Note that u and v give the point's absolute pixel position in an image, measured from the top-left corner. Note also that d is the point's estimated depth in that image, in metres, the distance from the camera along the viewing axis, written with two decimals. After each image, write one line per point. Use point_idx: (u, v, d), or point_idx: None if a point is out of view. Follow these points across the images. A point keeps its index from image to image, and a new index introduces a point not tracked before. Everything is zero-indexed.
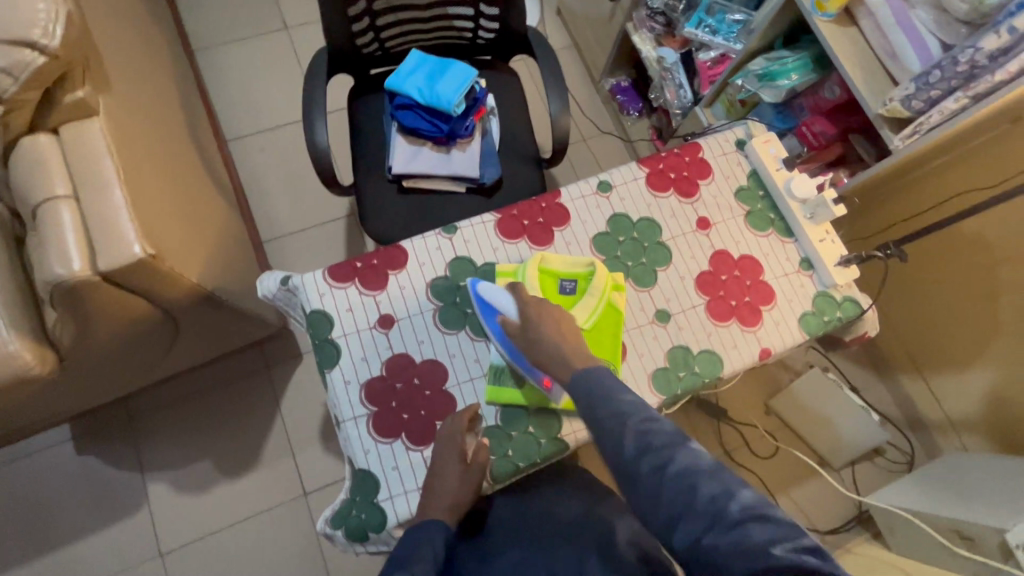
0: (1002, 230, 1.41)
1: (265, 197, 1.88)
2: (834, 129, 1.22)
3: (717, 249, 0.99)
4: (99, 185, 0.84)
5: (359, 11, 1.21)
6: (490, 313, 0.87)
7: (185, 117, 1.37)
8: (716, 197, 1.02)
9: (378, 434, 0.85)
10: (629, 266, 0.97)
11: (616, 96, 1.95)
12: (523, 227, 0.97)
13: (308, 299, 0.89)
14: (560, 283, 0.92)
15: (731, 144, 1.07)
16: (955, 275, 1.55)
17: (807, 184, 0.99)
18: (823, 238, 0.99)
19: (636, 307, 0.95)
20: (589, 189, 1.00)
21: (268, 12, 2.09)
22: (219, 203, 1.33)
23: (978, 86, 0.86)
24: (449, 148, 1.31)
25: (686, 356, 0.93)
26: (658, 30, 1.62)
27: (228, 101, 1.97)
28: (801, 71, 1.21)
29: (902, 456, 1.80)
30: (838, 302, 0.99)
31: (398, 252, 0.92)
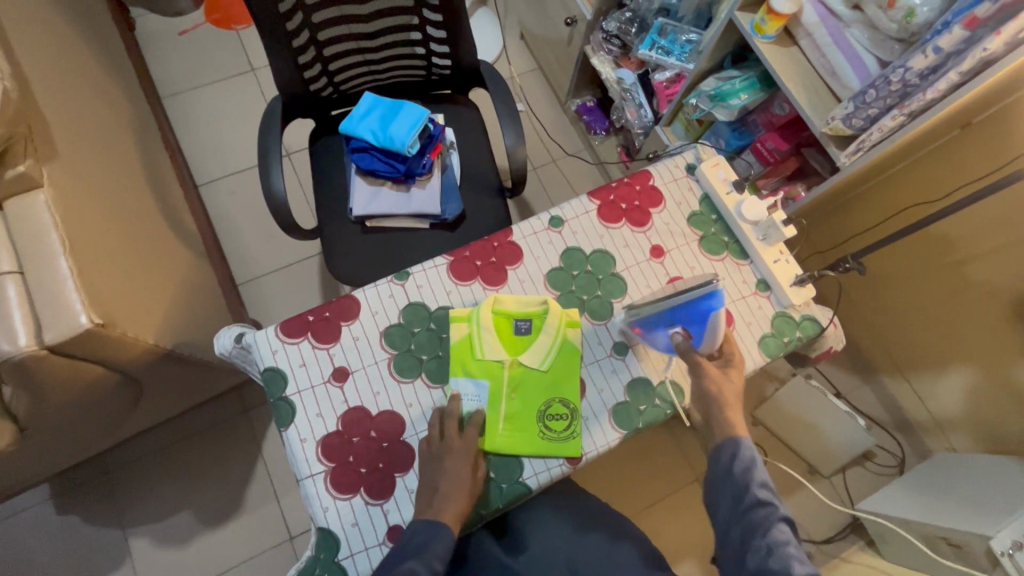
0: (964, 229, 1.42)
1: (237, 239, 1.89)
2: (787, 145, 1.22)
3: (672, 276, 0.99)
4: (43, 258, 0.84)
5: (308, 58, 1.23)
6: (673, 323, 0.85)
7: (145, 171, 1.37)
8: (669, 224, 1.03)
9: (336, 490, 0.84)
10: (584, 300, 0.97)
11: (582, 116, 1.97)
12: (476, 268, 0.97)
13: (261, 356, 0.88)
14: (515, 325, 0.93)
15: (682, 169, 1.07)
16: (925, 277, 1.55)
17: (757, 206, 0.99)
18: (777, 259, 0.99)
19: (593, 341, 0.95)
20: (540, 225, 1.01)
21: (233, 55, 2.11)
22: (182, 254, 1.33)
23: (912, 104, 0.86)
24: (409, 186, 1.31)
25: (646, 388, 0.93)
26: (615, 52, 1.63)
27: (197, 145, 1.98)
28: (749, 91, 1.21)
29: (892, 459, 1.78)
30: (797, 323, 0.99)
31: (350, 302, 0.92)
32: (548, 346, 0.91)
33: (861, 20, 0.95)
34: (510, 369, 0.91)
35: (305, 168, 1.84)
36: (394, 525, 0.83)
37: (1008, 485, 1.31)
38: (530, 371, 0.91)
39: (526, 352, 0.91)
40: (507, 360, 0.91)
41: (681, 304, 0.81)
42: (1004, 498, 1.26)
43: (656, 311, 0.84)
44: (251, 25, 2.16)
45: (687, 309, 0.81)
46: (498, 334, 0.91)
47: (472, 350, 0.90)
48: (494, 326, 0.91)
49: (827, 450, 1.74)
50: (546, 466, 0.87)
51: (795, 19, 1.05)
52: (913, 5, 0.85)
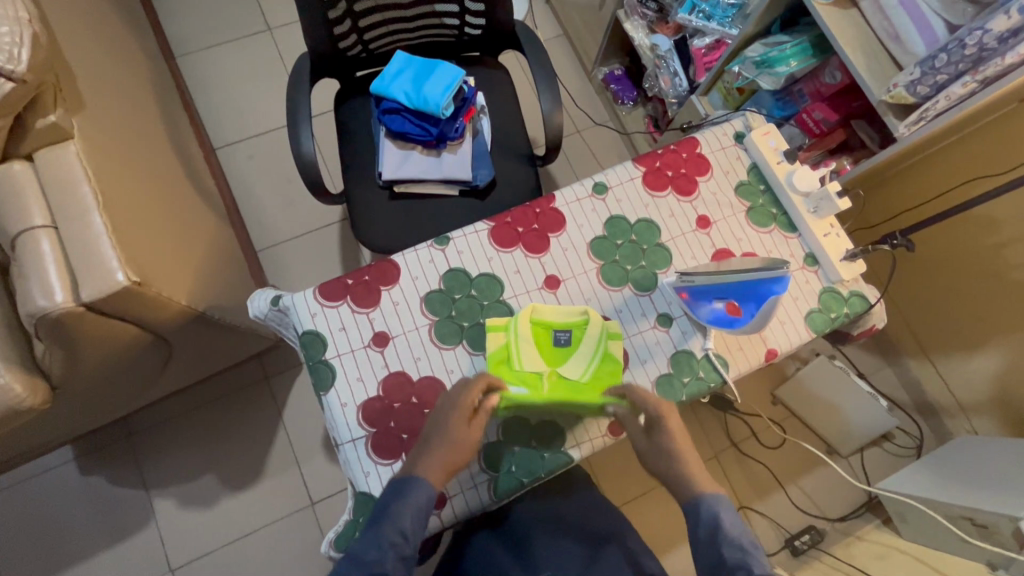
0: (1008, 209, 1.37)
1: (256, 205, 1.85)
2: (835, 116, 1.17)
3: (718, 247, 0.97)
4: (78, 212, 0.81)
5: (340, 13, 1.17)
6: (724, 296, 0.83)
7: (167, 129, 1.33)
8: (716, 194, 0.99)
9: (377, 455, 0.83)
10: (628, 270, 0.94)
11: (610, 85, 1.92)
12: (518, 234, 0.94)
13: (300, 319, 0.86)
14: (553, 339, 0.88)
15: (730, 137, 1.03)
16: (961, 258, 1.52)
17: (810, 177, 0.96)
18: (828, 232, 0.96)
19: (637, 312, 0.93)
20: (584, 191, 0.97)
21: (250, 13, 2.04)
22: (207, 216, 1.31)
23: (987, 70, 0.82)
24: (440, 151, 1.27)
25: (690, 360, 0.91)
26: (650, 17, 1.58)
27: (213, 106, 1.93)
28: (799, 57, 1.16)
29: (911, 441, 1.78)
30: (845, 298, 0.96)
31: (390, 266, 0.90)
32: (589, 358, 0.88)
33: None
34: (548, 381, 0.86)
35: (326, 133, 1.80)
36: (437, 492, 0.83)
37: None
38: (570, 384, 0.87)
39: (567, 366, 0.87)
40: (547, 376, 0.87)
41: (744, 282, 0.78)
42: None
43: (712, 282, 0.82)
44: None
45: (744, 288, 0.79)
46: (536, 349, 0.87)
47: (510, 361, 0.86)
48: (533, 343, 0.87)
49: (846, 429, 1.74)
50: (589, 436, 0.87)
51: None
52: None
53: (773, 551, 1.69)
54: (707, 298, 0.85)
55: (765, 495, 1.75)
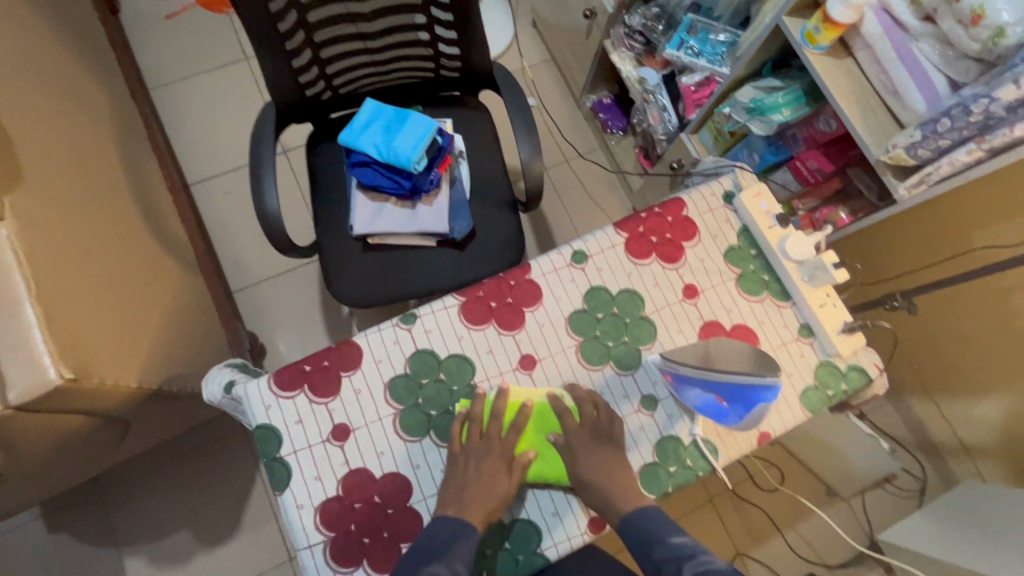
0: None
1: (233, 243, 1.79)
2: (831, 166, 1.10)
3: (705, 319, 0.90)
4: (6, 305, 0.74)
5: (304, 61, 1.11)
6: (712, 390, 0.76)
7: (129, 179, 1.27)
8: (704, 260, 0.93)
9: (337, 563, 0.76)
10: (609, 347, 0.88)
11: (598, 113, 1.86)
12: (490, 310, 0.87)
13: (253, 412, 0.80)
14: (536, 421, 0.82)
15: (718, 198, 0.96)
16: (964, 299, 1.46)
17: (804, 245, 0.89)
18: (823, 303, 0.89)
19: (619, 394, 0.86)
20: (562, 260, 0.91)
21: (226, 42, 1.98)
22: (171, 271, 1.24)
23: (994, 139, 0.76)
24: (415, 202, 1.20)
25: (676, 447, 0.84)
26: (638, 49, 1.51)
27: (188, 140, 1.87)
28: (793, 105, 1.09)
29: (915, 483, 1.73)
30: (843, 373, 0.89)
31: (351, 350, 0.83)
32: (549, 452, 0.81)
33: (932, 34, 0.85)
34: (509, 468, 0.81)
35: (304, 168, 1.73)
36: None
37: None
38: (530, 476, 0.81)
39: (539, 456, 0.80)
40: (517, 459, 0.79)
41: (732, 382, 0.71)
42: None
43: (697, 375, 0.75)
44: None
45: (733, 389, 0.72)
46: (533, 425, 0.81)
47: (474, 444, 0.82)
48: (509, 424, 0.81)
49: (846, 472, 1.68)
50: (567, 535, 0.80)
51: (853, 29, 0.93)
52: (1004, 23, 0.73)
53: None
54: (695, 391, 0.78)
55: (763, 541, 1.69)
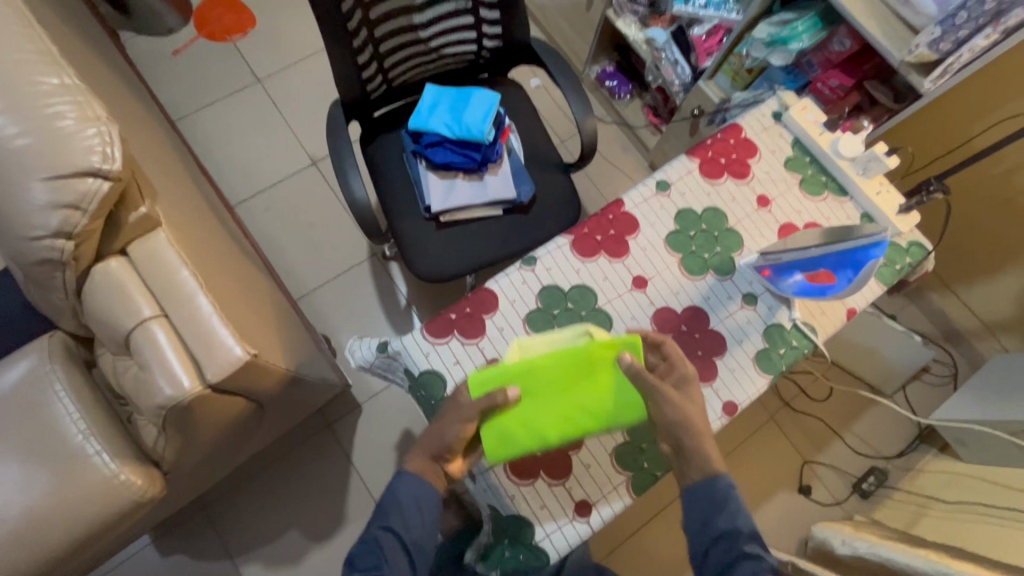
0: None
1: (282, 256, 1.86)
2: (850, 81, 1.24)
3: (781, 222, 1.02)
4: (186, 297, 0.82)
5: (366, 58, 1.20)
6: (812, 268, 0.90)
7: (204, 197, 1.34)
8: (769, 173, 1.05)
9: (517, 476, 0.86)
10: (706, 258, 0.99)
11: (605, 82, 1.99)
12: (598, 243, 0.98)
13: (415, 361, 0.89)
14: (568, 364, 0.81)
15: (769, 118, 1.08)
16: (971, 188, 1.61)
17: (854, 143, 1.02)
18: (879, 191, 1.02)
19: (722, 296, 0.97)
20: (649, 191, 1.02)
21: (237, 68, 2.05)
22: (260, 276, 1.31)
23: (1007, 21, 0.90)
24: (482, 174, 1.30)
25: (782, 333, 0.96)
26: (642, 12, 1.65)
27: (220, 166, 1.93)
28: (811, 32, 1.22)
29: (946, 369, 1.86)
30: (906, 249, 1.02)
31: (488, 295, 0.93)
32: (608, 393, 0.82)
33: None
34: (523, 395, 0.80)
35: None
36: (580, 500, 0.87)
37: None
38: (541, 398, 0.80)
39: (569, 400, 0.81)
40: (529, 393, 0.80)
41: (842, 251, 0.86)
42: None
43: (803, 256, 0.89)
44: (247, 34, 2.09)
45: (840, 256, 0.86)
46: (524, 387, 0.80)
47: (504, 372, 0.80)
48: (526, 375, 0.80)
49: (886, 369, 1.83)
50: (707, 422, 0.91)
51: None
52: None
53: (843, 498, 1.77)
54: (795, 279, 0.92)
55: (825, 446, 1.82)
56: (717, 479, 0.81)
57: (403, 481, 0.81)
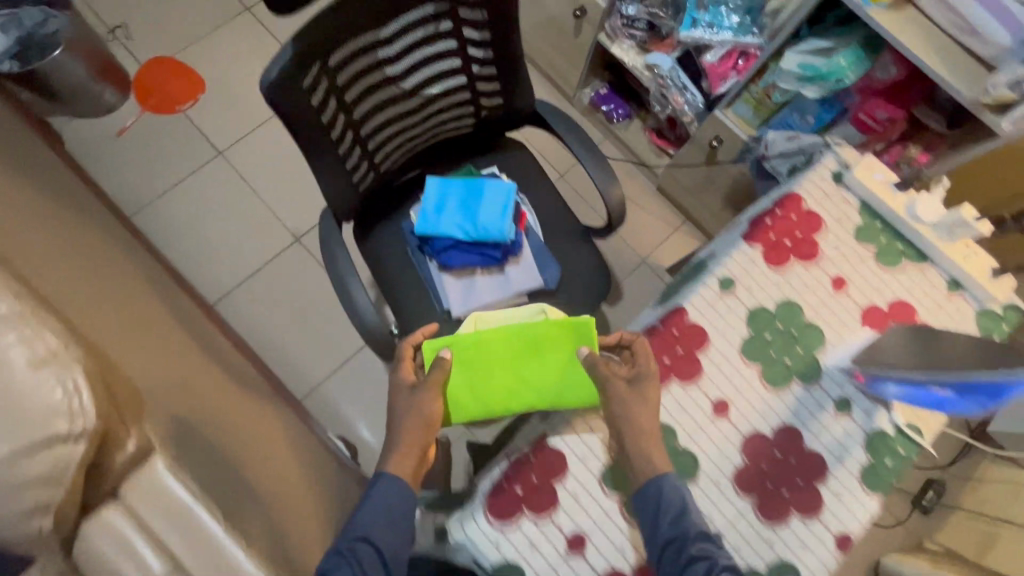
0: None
1: (279, 350, 1.69)
2: (898, 111, 1.11)
3: (864, 307, 0.90)
4: None
5: (355, 160, 1.03)
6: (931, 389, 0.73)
7: (188, 334, 1.16)
8: (840, 248, 0.92)
9: None
10: (788, 364, 0.86)
11: (601, 107, 1.84)
12: (666, 367, 0.85)
13: (481, 554, 0.76)
14: (520, 346, 0.84)
15: (829, 181, 0.95)
16: None
17: (935, 205, 0.89)
18: (966, 255, 0.90)
19: (813, 406, 0.85)
20: (712, 293, 0.88)
21: (193, 142, 1.83)
22: (269, 414, 1.16)
23: None
24: (503, 267, 1.16)
25: (885, 440, 0.84)
26: (641, 37, 1.48)
27: (193, 258, 1.73)
28: (856, 64, 1.08)
29: None
30: (1001, 315, 0.91)
31: (551, 455, 0.80)
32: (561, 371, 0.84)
33: None
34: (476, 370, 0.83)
35: None
36: None
37: None
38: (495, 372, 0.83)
39: (517, 379, 0.83)
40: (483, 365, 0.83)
41: (964, 381, 0.68)
42: None
43: (913, 379, 0.73)
44: (198, 101, 1.87)
45: (963, 386, 0.69)
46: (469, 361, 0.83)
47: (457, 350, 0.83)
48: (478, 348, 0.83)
49: None
50: (821, 564, 0.80)
51: None
52: None
53: (904, 517, 1.70)
54: (913, 394, 0.76)
55: None
56: (662, 478, 0.74)
57: (382, 487, 0.76)
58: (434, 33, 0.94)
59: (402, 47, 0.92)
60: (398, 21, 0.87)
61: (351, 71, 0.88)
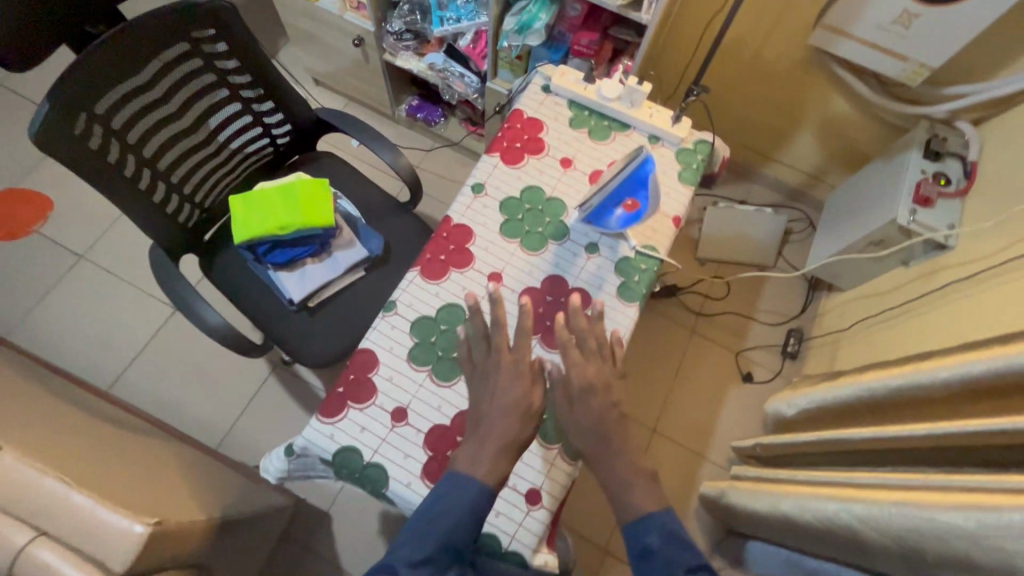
0: (760, 25, 1.61)
1: (183, 411, 1.75)
2: (595, 34, 1.39)
3: (590, 174, 1.13)
4: (58, 508, 0.78)
5: (162, 193, 1.18)
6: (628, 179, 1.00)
7: (65, 401, 1.27)
8: (561, 139, 1.16)
9: None
10: (542, 231, 1.07)
11: (416, 115, 2.07)
12: (444, 262, 1.03)
13: (321, 449, 0.89)
14: (283, 195, 1.23)
15: (540, 93, 1.20)
16: (729, 81, 1.85)
17: (613, 85, 1.15)
18: (651, 114, 1.16)
19: (570, 256, 1.06)
20: (468, 198, 1.09)
21: (53, 253, 1.92)
22: (154, 446, 1.25)
23: None
24: (329, 251, 1.33)
25: (630, 263, 1.06)
26: (413, 45, 1.74)
27: (77, 356, 1.79)
28: (545, 9, 1.38)
29: (802, 223, 2.11)
30: (694, 150, 1.17)
31: (367, 355, 0.95)
32: (318, 205, 1.25)
33: None
34: (258, 212, 1.21)
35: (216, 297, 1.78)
36: (529, 490, 0.91)
37: (873, 189, 1.69)
38: (274, 212, 1.21)
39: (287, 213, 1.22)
40: (264, 208, 1.21)
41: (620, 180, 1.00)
42: (880, 191, 1.63)
43: (606, 192, 1.01)
44: (49, 217, 1.97)
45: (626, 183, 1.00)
46: (256, 211, 1.21)
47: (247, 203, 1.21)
48: (259, 201, 1.22)
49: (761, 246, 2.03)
50: None
51: None
52: None
53: (780, 367, 1.94)
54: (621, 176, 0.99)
55: (745, 333, 1.99)
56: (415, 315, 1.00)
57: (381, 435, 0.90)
58: (190, 69, 1.11)
59: (168, 86, 1.10)
60: (149, 61, 1.04)
61: (124, 115, 1.05)
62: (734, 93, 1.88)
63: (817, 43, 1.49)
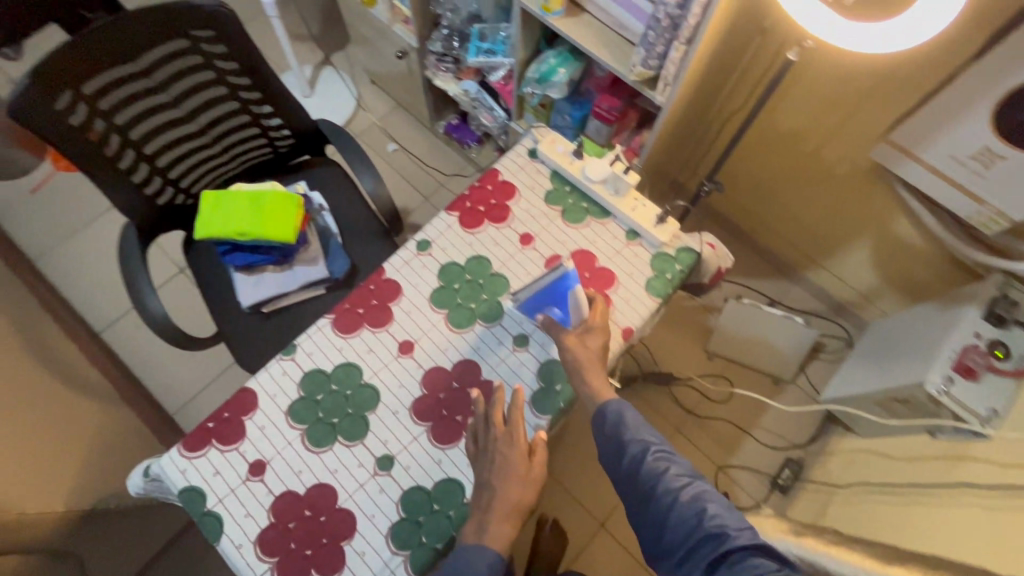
0: (825, 123, 1.41)
1: (155, 369, 1.82)
2: (617, 100, 1.27)
3: (547, 257, 1.03)
4: None
5: (144, 174, 1.21)
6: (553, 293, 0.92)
7: None
8: (530, 211, 1.06)
9: None
10: (473, 308, 0.98)
11: (452, 135, 2.04)
12: (359, 316, 0.97)
13: (170, 482, 0.86)
14: (250, 201, 1.22)
15: (524, 156, 1.11)
16: (779, 173, 1.65)
17: (600, 165, 1.04)
18: (635, 206, 1.03)
19: (495, 343, 0.96)
20: (410, 254, 1.02)
21: (96, 193, 2.06)
22: None
23: (684, 31, 0.93)
24: (291, 263, 1.31)
25: (556, 369, 0.94)
26: (452, 68, 1.69)
27: (87, 292, 1.92)
28: (565, 64, 1.29)
29: (839, 342, 1.85)
30: (674, 256, 1.03)
31: (247, 396, 0.91)
32: (279, 218, 1.22)
33: None
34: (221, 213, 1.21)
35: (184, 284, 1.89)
36: None
37: (919, 334, 1.43)
38: (236, 216, 1.21)
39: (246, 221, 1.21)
40: (228, 209, 1.21)
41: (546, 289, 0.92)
42: (924, 341, 1.38)
43: (534, 293, 0.92)
44: None
45: (551, 291, 0.92)
46: (220, 212, 1.21)
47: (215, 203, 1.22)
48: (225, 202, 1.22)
49: (782, 358, 1.78)
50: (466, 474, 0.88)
51: None
52: None
53: (765, 497, 1.71)
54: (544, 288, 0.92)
55: (736, 447, 1.77)
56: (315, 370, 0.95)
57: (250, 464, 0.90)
58: (188, 64, 1.12)
59: (164, 76, 1.11)
60: (144, 50, 1.06)
61: (114, 97, 1.08)
62: (787, 185, 1.66)
63: (880, 158, 1.28)
